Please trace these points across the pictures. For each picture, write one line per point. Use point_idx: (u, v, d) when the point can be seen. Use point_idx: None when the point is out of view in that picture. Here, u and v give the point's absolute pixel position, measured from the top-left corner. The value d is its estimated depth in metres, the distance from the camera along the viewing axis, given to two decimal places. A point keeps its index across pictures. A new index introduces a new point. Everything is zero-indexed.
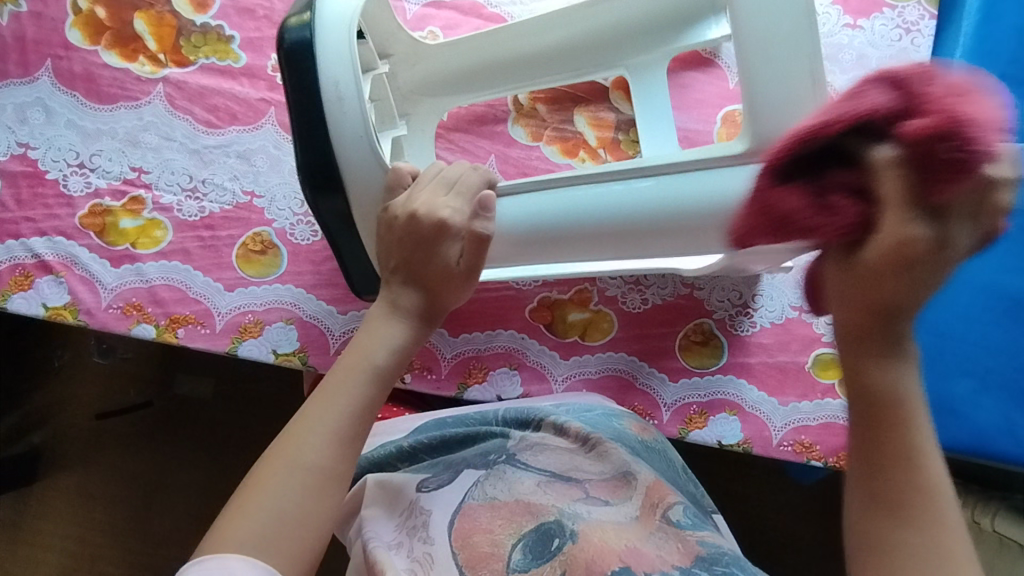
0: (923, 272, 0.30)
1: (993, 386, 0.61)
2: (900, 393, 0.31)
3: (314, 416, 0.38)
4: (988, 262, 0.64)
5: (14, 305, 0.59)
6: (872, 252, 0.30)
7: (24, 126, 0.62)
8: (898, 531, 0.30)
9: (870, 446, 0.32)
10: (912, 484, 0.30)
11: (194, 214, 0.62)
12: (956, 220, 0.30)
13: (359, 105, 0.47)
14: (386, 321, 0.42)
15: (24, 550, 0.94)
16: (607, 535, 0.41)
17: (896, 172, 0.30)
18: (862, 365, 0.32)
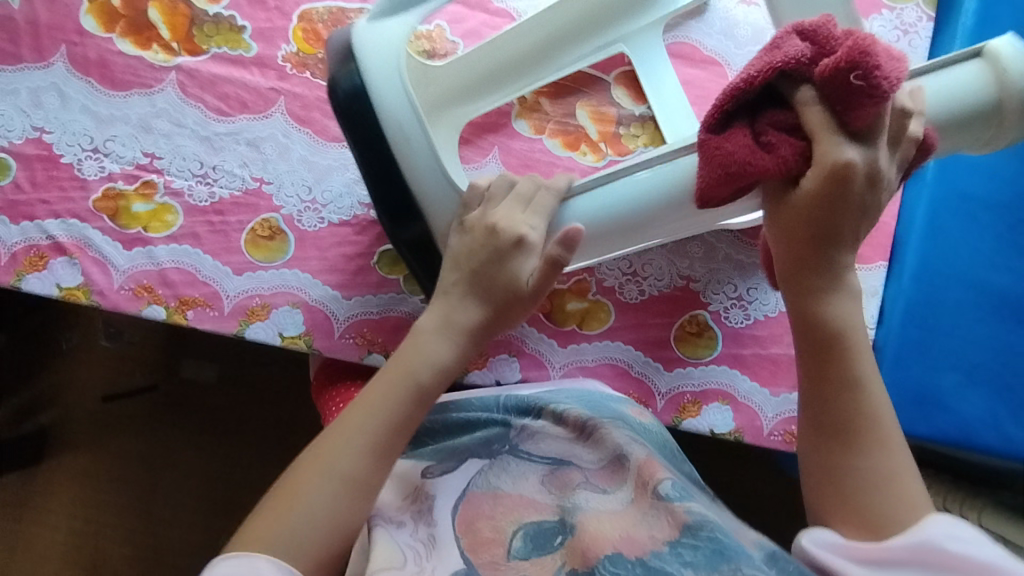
0: (852, 203, 0.41)
1: (979, 380, 0.64)
2: (837, 322, 0.44)
3: (349, 428, 0.45)
4: (979, 259, 0.66)
5: (28, 284, 0.60)
6: (800, 197, 0.42)
7: (39, 110, 0.64)
8: (852, 457, 0.43)
9: (829, 371, 0.45)
10: (859, 413, 0.44)
11: (205, 199, 0.63)
12: (874, 147, 0.40)
13: (423, 137, 0.51)
14: (439, 334, 0.49)
15: (32, 528, 0.96)
16: (602, 523, 0.43)
17: (815, 109, 0.40)
18: (810, 301, 0.45)
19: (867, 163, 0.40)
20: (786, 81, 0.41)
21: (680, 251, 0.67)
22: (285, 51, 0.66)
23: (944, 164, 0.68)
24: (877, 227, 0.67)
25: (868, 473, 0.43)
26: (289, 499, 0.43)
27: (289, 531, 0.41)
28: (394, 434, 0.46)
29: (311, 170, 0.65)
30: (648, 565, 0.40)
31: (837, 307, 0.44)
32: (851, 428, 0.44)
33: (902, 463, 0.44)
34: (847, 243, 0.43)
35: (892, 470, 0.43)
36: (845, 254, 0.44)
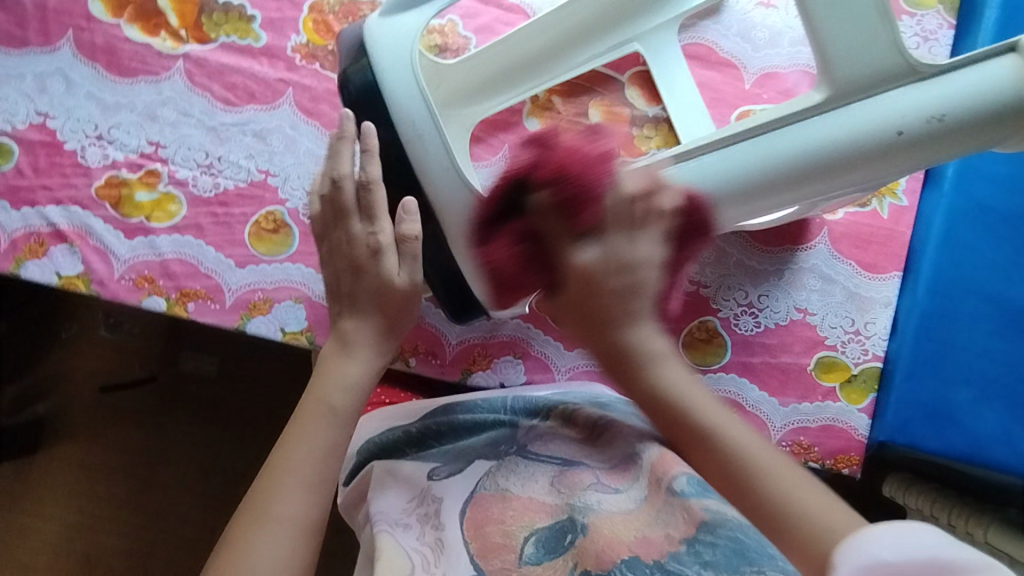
0: (609, 289, 0.40)
1: (994, 396, 0.62)
2: (670, 390, 0.41)
3: (281, 470, 0.43)
4: (994, 273, 0.65)
5: (28, 272, 0.60)
6: (572, 286, 0.41)
7: (44, 95, 0.63)
8: (742, 500, 0.38)
9: (683, 438, 0.41)
10: (727, 458, 0.39)
11: (209, 190, 0.62)
12: (614, 236, 0.40)
13: (438, 135, 0.49)
14: (343, 357, 0.48)
15: (25, 518, 0.95)
16: (616, 525, 0.42)
17: (552, 212, 0.40)
18: (632, 375, 0.41)
19: (604, 256, 0.40)
20: (560, 241, 0.41)
21: None
22: (294, 42, 0.65)
23: (964, 173, 0.66)
24: (892, 236, 0.66)
25: (762, 505, 0.38)
26: (239, 551, 0.40)
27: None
28: (328, 465, 0.44)
29: (317, 163, 0.64)
30: (665, 569, 0.39)
31: (653, 373, 0.41)
32: (727, 480, 0.39)
33: (805, 495, 0.37)
34: (622, 321, 0.41)
35: (787, 509, 0.37)
36: (625, 330, 0.41)
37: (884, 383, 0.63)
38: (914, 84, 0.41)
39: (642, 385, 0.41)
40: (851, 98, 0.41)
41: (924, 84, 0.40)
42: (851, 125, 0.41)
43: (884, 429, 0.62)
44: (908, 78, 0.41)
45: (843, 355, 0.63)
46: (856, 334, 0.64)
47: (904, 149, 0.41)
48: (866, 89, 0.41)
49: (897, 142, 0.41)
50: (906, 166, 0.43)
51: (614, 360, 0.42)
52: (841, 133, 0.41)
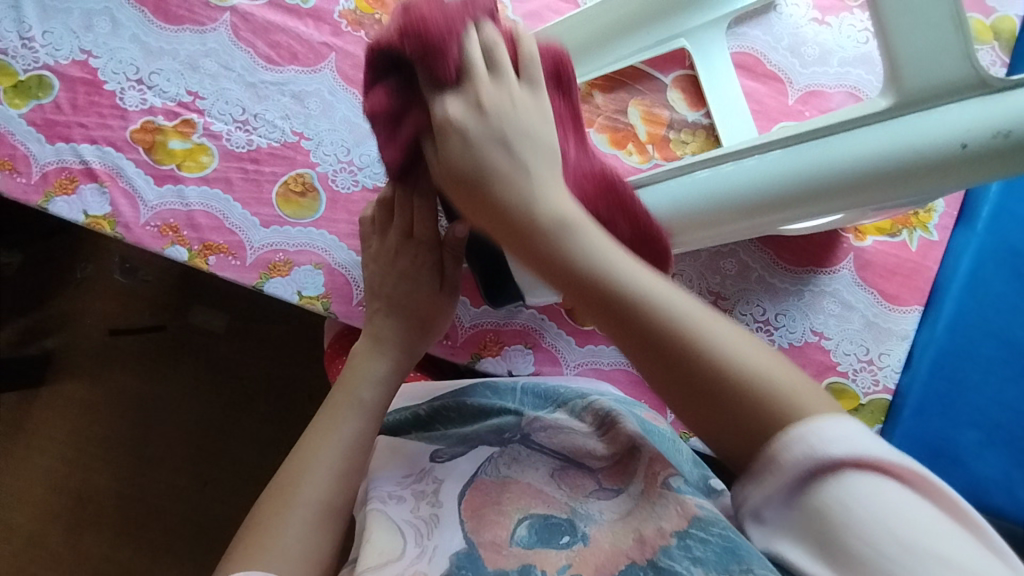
0: (490, 171, 0.39)
1: (997, 441, 0.63)
2: (578, 253, 0.37)
3: (313, 456, 0.47)
4: (1013, 322, 0.65)
5: (56, 207, 0.60)
6: (455, 156, 0.40)
7: (89, 33, 0.63)
8: (677, 385, 0.35)
9: (602, 311, 0.36)
10: (651, 321, 0.35)
11: (242, 146, 0.62)
12: (475, 85, 0.41)
13: None
14: (375, 355, 0.52)
15: (23, 449, 0.97)
16: (616, 535, 0.41)
17: (453, 126, 0.40)
18: (551, 246, 0.37)
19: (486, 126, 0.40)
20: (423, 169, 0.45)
21: (713, 265, 0.65)
22: (342, 7, 0.65)
23: (997, 216, 0.67)
24: (918, 269, 0.64)
25: (719, 376, 0.34)
26: (268, 528, 0.44)
27: (269, 557, 0.42)
28: (354, 455, 0.47)
29: (352, 132, 0.64)
30: (657, 566, 0.39)
31: (571, 241, 0.37)
32: (668, 357, 0.35)
33: (749, 359, 0.35)
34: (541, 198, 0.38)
35: (730, 369, 0.34)
36: (500, 185, 0.39)
37: (891, 416, 0.62)
38: (979, 97, 0.39)
39: (558, 257, 0.37)
40: (914, 110, 0.40)
41: (988, 98, 0.39)
42: (908, 134, 0.40)
43: None
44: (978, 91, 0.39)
45: (853, 383, 0.62)
46: (868, 364, 0.62)
47: (957, 163, 0.39)
48: (929, 104, 0.40)
49: (959, 156, 0.39)
50: (965, 184, 0.40)
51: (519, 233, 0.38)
52: (887, 144, 0.40)
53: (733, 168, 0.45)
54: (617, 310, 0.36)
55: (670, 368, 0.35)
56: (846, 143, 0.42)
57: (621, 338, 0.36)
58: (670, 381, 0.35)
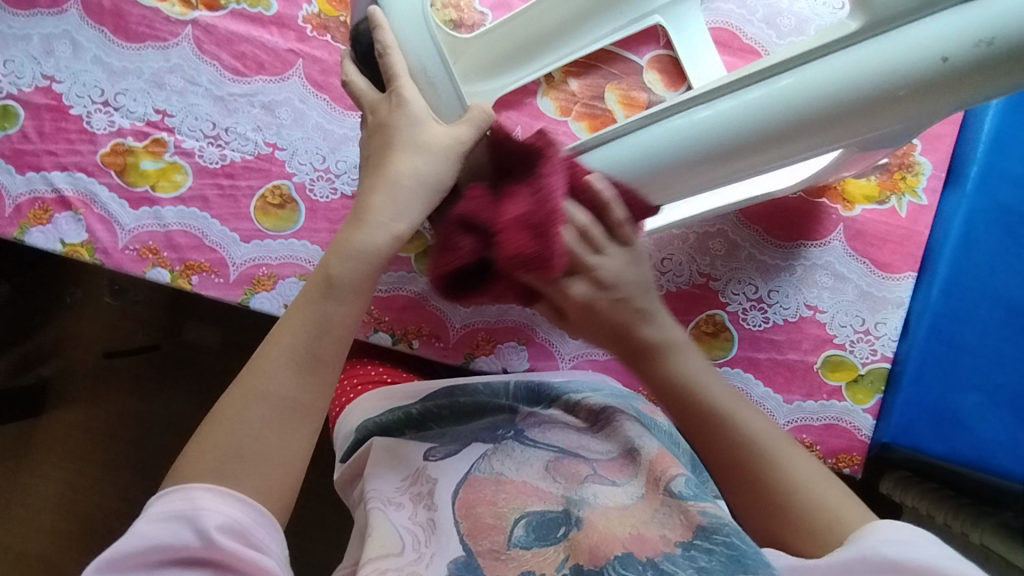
0: (598, 314, 0.45)
1: (1001, 402, 0.61)
2: (678, 370, 0.43)
3: (277, 346, 0.40)
4: (1010, 277, 0.63)
5: (32, 238, 0.59)
6: (567, 304, 0.45)
7: (50, 58, 0.61)
8: (744, 489, 0.40)
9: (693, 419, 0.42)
10: (739, 447, 0.40)
11: (215, 162, 0.61)
12: (590, 267, 0.44)
13: (450, 86, 0.49)
14: (359, 225, 0.43)
15: (27, 477, 0.97)
16: (611, 521, 0.40)
17: (589, 312, 0.45)
18: (649, 367, 0.44)
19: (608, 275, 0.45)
20: (481, 239, 0.44)
21: (702, 246, 0.64)
22: (305, 11, 0.63)
23: (987, 174, 0.64)
24: (909, 236, 0.64)
25: (779, 488, 0.39)
26: (223, 425, 0.38)
27: (229, 464, 0.36)
28: (326, 342, 0.40)
29: (326, 139, 0.62)
30: (659, 567, 0.37)
31: (677, 365, 0.44)
32: (732, 464, 0.40)
33: (825, 493, 0.39)
34: (630, 327, 0.44)
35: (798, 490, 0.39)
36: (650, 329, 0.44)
37: (891, 384, 0.63)
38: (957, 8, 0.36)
39: (661, 374, 0.44)
40: (885, 30, 0.38)
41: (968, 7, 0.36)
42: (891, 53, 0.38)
43: (888, 430, 0.62)
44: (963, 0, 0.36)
45: (851, 354, 0.63)
46: (866, 334, 0.63)
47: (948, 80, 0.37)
48: (895, 24, 0.38)
49: (941, 71, 0.37)
50: (960, 99, 0.39)
51: (635, 354, 0.45)
52: (843, 77, 0.39)
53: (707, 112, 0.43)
54: (715, 425, 0.41)
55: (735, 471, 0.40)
56: (823, 69, 0.39)
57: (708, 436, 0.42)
58: (732, 474, 0.40)
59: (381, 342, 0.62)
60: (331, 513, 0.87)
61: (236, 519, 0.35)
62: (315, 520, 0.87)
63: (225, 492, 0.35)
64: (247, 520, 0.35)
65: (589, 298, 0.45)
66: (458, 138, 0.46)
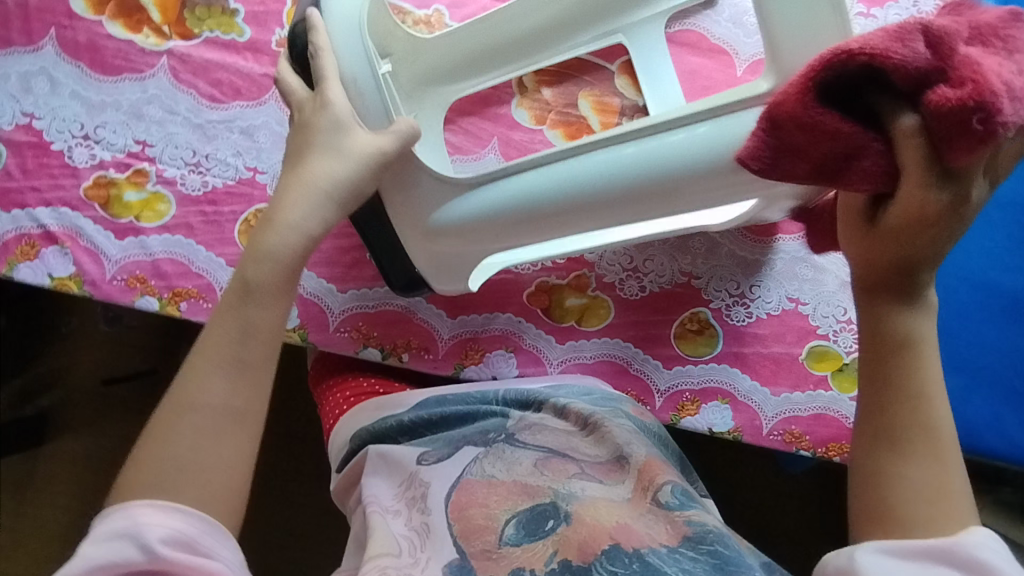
0: (928, 227, 0.33)
1: (984, 383, 0.62)
2: (909, 333, 0.37)
3: (206, 355, 0.42)
4: (986, 261, 0.64)
5: (20, 274, 0.60)
6: (896, 208, 0.33)
7: (29, 95, 0.62)
8: (894, 461, 0.36)
9: (886, 372, 0.37)
10: (906, 421, 0.37)
11: (198, 189, 0.62)
12: (951, 149, 0.30)
13: (376, 96, 0.51)
14: (274, 227, 0.47)
15: (32, 508, 0.97)
16: (599, 514, 0.42)
17: (909, 150, 0.31)
18: (879, 310, 0.37)
19: (951, 197, 0.32)
20: (889, 91, 0.31)
21: (682, 246, 0.65)
22: (278, 36, 0.64)
23: None
24: None
25: (917, 485, 0.36)
26: (163, 439, 0.40)
27: (172, 474, 0.39)
28: (251, 344, 0.43)
29: None
30: (645, 559, 0.38)
31: (923, 328, 0.37)
32: (898, 434, 0.37)
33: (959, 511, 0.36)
34: (935, 263, 0.35)
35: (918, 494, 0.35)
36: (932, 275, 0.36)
37: None
38: None
39: (892, 323, 0.37)
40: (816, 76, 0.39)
41: None
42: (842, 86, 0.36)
43: None
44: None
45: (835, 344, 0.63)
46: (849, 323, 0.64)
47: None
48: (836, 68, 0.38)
49: None
50: None
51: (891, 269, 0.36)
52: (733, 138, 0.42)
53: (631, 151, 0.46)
54: (908, 396, 0.37)
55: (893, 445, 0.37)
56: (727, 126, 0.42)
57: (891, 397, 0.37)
58: (889, 445, 0.37)
59: (371, 357, 0.63)
60: (335, 529, 0.88)
61: (181, 530, 0.38)
62: (319, 537, 0.87)
63: (166, 504, 0.38)
64: (193, 529, 0.38)
65: (926, 198, 0.32)
66: (380, 149, 0.49)
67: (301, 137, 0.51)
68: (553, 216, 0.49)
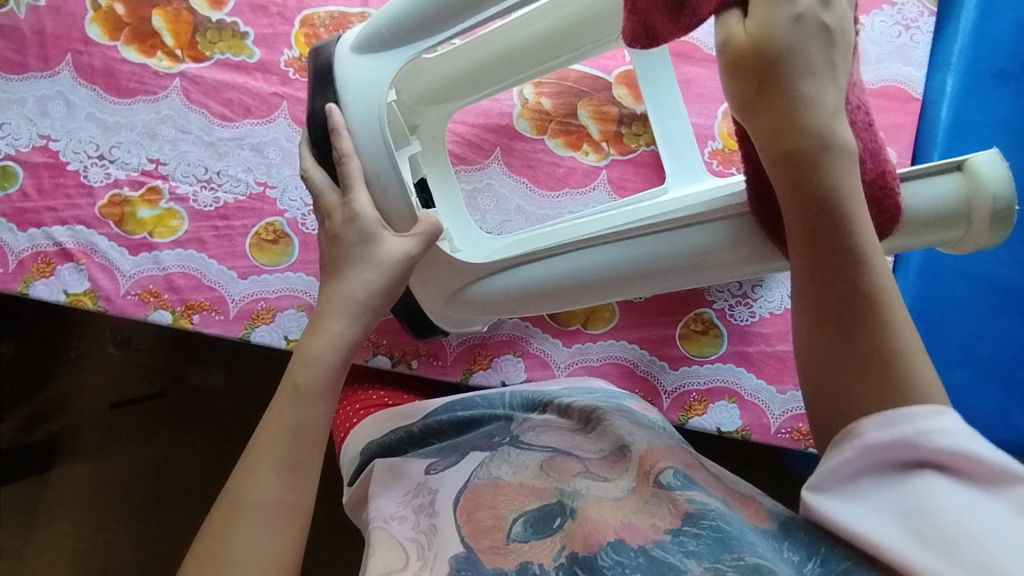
0: (803, 43, 0.38)
1: (987, 375, 0.63)
2: (833, 195, 0.37)
3: (258, 455, 0.44)
4: (984, 254, 0.65)
5: (37, 291, 0.61)
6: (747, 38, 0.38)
7: (46, 118, 0.64)
8: (836, 333, 0.38)
9: (820, 243, 0.38)
10: (848, 286, 0.37)
11: (210, 205, 0.64)
12: None
13: (402, 196, 0.50)
14: (315, 334, 0.48)
15: (40, 535, 0.97)
16: (604, 510, 0.41)
17: None
18: (802, 176, 0.38)
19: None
20: None
21: None
22: (287, 56, 0.66)
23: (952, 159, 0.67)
24: None
25: (865, 345, 0.37)
26: (219, 539, 0.42)
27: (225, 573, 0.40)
28: (303, 444, 0.45)
29: None
30: (650, 554, 0.38)
31: (842, 179, 0.38)
32: (834, 302, 0.38)
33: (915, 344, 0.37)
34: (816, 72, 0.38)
35: (882, 343, 0.37)
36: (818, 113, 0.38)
37: None
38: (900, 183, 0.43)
39: (816, 185, 0.37)
40: None
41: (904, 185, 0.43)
42: None
43: None
44: (939, 166, 0.43)
45: None
46: None
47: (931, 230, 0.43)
48: None
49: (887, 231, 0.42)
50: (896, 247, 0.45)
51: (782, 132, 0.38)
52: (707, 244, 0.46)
53: (616, 253, 0.48)
54: (836, 245, 0.38)
55: (846, 307, 0.37)
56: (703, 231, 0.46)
57: (820, 258, 0.38)
58: (839, 321, 0.38)
59: (381, 365, 0.64)
60: (346, 546, 0.88)
61: None
62: (329, 553, 0.87)
63: None
64: None
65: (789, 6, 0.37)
66: (409, 253, 0.49)
67: (334, 248, 0.50)
68: (566, 296, 0.51)
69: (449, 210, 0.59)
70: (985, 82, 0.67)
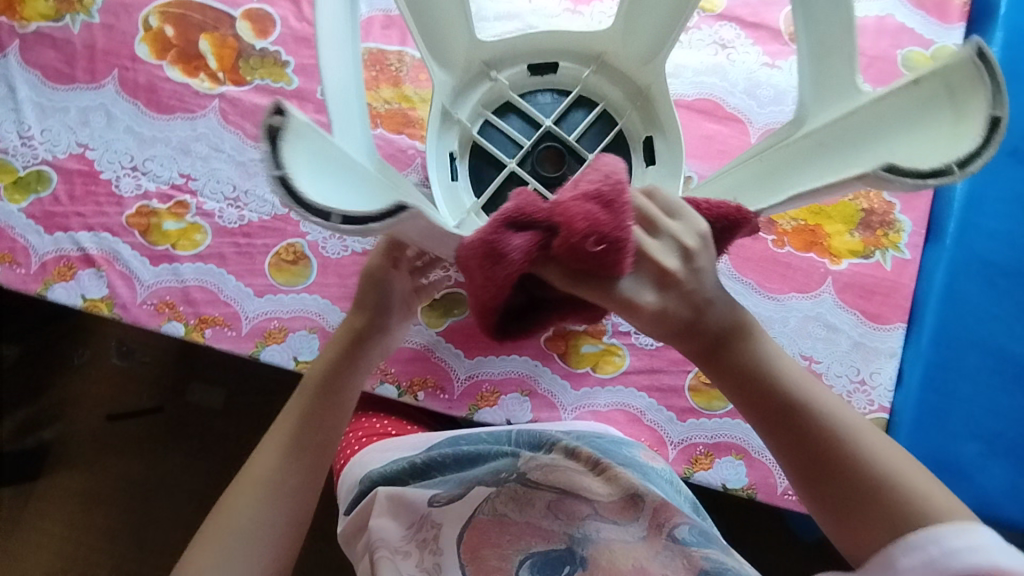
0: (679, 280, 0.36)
1: (1000, 451, 0.62)
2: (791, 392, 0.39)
3: (271, 440, 0.49)
4: (997, 328, 0.66)
5: (54, 293, 0.62)
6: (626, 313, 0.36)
7: (85, 128, 0.66)
8: (860, 520, 0.38)
9: (805, 445, 0.39)
10: (842, 475, 0.39)
11: (234, 222, 0.65)
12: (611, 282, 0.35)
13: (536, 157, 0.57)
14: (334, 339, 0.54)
15: (18, 545, 0.95)
16: (615, 553, 0.43)
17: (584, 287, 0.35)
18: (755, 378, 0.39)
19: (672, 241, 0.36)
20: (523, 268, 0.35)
21: None
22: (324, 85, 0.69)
23: (963, 231, 0.68)
24: (895, 288, 0.65)
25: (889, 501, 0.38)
26: (223, 516, 0.46)
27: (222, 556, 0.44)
28: (307, 433, 0.49)
29: None
30: None
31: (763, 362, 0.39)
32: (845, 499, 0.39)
33: (879, 440, 0.40)
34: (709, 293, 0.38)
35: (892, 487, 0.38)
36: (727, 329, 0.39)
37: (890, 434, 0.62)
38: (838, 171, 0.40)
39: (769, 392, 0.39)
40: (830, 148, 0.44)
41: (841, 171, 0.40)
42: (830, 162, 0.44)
43: None
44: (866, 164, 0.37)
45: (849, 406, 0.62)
46: (862, 384, 0.62)
47: (934, 89, 0.39)
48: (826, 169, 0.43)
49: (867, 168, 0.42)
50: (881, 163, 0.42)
51: (711, 348, 0.38)
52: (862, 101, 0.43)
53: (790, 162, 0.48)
54: (784, 413, 0.39)
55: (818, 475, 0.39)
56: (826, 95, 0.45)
57: (809, 464, 0.39)
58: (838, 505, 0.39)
59: (387, 393, 0.63)
60: None
61: None
62: None
63: None
64: None
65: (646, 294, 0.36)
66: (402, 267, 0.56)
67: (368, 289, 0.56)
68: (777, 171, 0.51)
69: (571, 45, 0.59)
70: (1001, 159, 0.70)
